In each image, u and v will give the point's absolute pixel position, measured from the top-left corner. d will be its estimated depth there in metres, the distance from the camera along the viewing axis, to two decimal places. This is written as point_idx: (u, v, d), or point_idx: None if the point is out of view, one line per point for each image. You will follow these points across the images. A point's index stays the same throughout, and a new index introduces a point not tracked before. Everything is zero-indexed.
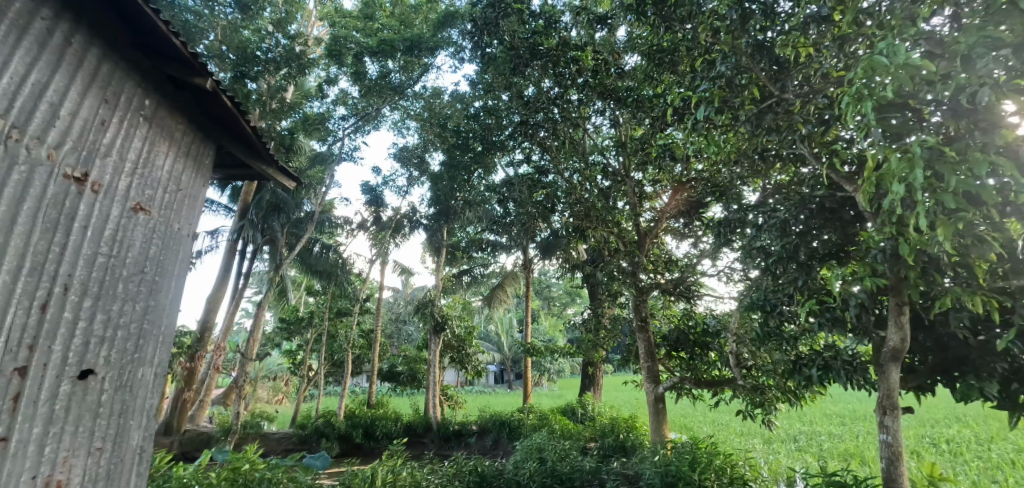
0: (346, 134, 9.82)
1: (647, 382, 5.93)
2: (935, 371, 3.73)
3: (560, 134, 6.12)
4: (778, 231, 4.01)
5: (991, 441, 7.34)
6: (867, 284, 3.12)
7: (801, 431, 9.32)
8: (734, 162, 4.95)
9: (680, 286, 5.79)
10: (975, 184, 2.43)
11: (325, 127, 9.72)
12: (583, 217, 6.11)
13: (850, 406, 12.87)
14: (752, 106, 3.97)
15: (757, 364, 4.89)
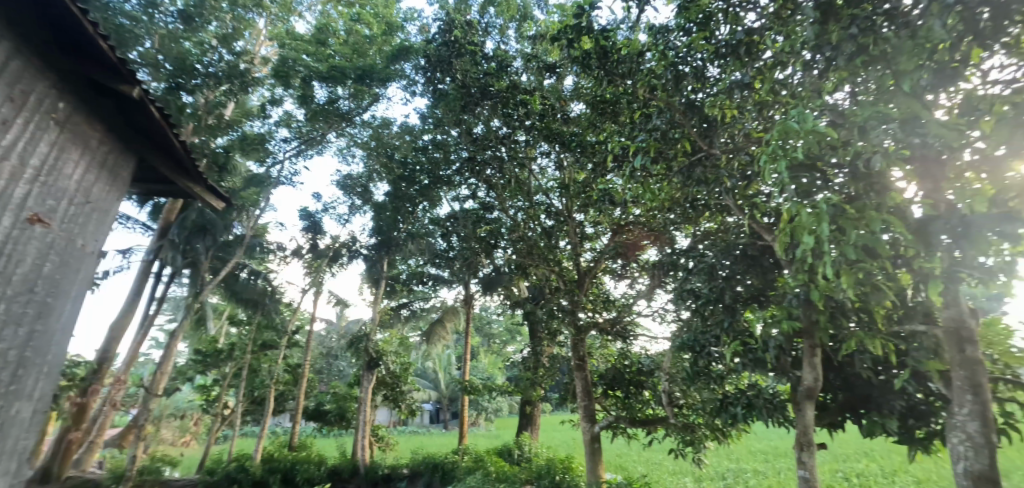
0: (286, 157, 9.40)
1: (583, 421, 5.96)
2: (843, 408, 4.03)
3: (506, 173, 6.28)
4: (706, 275, 4.27)
5: (893, 474, 7.96)
6: (783, 325, 3.38)
7: (729, 468, 9.64)
8: (667, 210, 5.16)
9: (616, 326, 5.99)
10: (872, 239, 2.71)
11: (263, 148, 9.27)
12: (526, 255, 6.26)
13: (772, 443, 13.54)
14: (683, 158, 4.33)
15: (688, 403, 5.10)
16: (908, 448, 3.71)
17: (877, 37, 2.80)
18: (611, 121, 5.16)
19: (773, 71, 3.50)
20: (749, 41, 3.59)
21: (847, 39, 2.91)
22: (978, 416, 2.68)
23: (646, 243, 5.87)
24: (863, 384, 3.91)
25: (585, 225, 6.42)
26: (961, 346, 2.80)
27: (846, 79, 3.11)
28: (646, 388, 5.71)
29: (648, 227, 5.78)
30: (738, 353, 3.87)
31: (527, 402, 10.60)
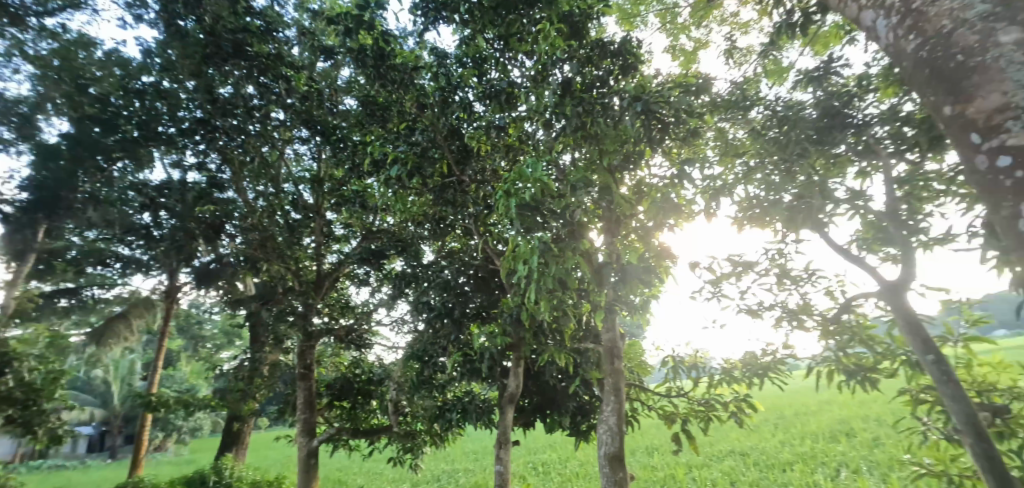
0: None
1: (300, 435, 5.45)
2: (536, 409, 4.94)
3: (249, 148, 5.36)
4: (441, 288, 4.65)
5: (565, 460, 10.00)
6: (498, 340, 3.91)
7: (443, 470, 10.41)
8: (420, 222, 4.98)
9: (351, 334, 5.69)
10: (571, 274, 3.22)
11: None
12: (258, 247, 5.58)
13: (481, 442, 15.24)
14: (440, 177, 4.54)
15: (412, 412, 5.15)
16: (574, 439, 4.75)
17: (594, 120, 3.42)
18: (380, 126, 4.76)
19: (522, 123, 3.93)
20: (508, 92, 3.99)
21: (573, 114, 3.42)
22: (616, 412, 3.66)
23: (392, 253, 5.74)
24: (552, 389, 4.84)
25: (334, 225, 6.13)
26: (613, 360, 3.80)
27: (570, 146, 3.65)
28: (372, 397, 5.59)
29: (396, 238, 5.67)
30: (459, 362, 4.32)
31: (236, 418, 9.03)
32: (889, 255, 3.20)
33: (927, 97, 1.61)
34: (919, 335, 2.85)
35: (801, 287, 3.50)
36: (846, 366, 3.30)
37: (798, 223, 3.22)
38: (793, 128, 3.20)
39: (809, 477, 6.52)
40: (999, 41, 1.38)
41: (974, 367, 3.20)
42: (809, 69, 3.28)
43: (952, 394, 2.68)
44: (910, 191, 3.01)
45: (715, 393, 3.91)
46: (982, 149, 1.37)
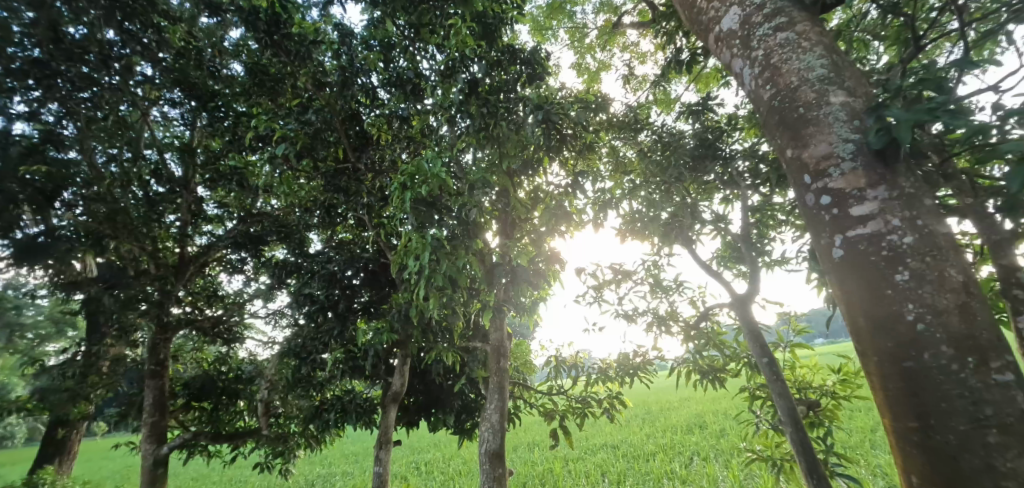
0: None
1: (144, 442, 4.73)
2: (421, 407, 4.88)
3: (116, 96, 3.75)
4: (326, 281, 4.38)
5: (449, 458, 10.02)
6: (384, 336, 3.77)
7: (318, 475, 9.85)
8: (308, 210, 4.64)
9: (219, 327, 5.12)
10: (463, 271, 3.20)
11: None
12: (106, 220, 3.84)
13: (363, 443, 14.68)
14: (333, 163, 4.32)
15: (286, 413, 4.75)
16: (457, 437, 4.78)
17: (498, 123, 3.42)
18: (268, 99, 4.23)
19: (427, 117, 3.79)
20: (416, 83, 3.87)
21: (477, 115, 3.41)
22: (499, 409, 3.75)
23: (272, 240, 5.10)
24: (438, 387, 4.81)
25: (205, 203, 5.18)
26: (499, 359, 3.92)
27: (473, 146, 3.60)
28: (240, 398, 5.06)
29: (279, 224, 5.04)
30: (340, 359, 4.15)
31: None
32: (741, 272, 3.70)
33: (775, 140, 1.91)
34: (759, 340, 3.32)
35: (670, 296, 3.89)
36: (701, 366, 3.73)
37: (672, 238, 3.59)
38: (672, 154, 3.57)
39: (667, 466, 7.27)
40: (830, 101, 1.75)
41: (796, 368, 3.81)
42: (691, 104, 3.65)
43: (779, 391, 3.17)
44: (760, 218, 3.50)
45: (591, 391, 4.19)
46: (811, 188, 1.73)
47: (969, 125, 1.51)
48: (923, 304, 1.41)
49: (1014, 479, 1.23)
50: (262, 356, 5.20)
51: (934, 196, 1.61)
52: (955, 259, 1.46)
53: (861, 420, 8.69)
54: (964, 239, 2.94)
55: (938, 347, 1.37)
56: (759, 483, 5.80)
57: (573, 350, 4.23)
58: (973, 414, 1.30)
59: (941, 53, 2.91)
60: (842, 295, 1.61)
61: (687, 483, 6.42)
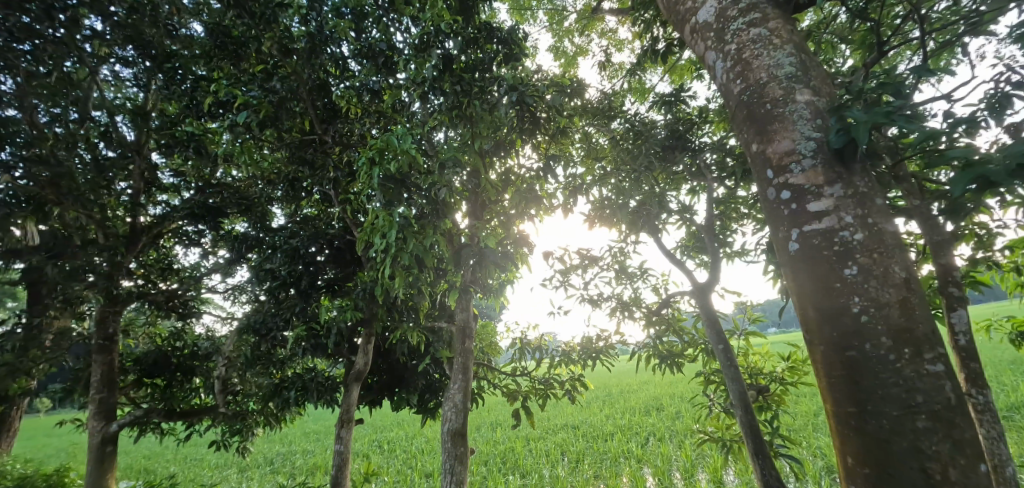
0: None
1: (92, 419, 4.55)
2: (384, 387, 4.87)
3: (57, 50, 3.42)
4: (288, 257, 4.19)
5: (412, 437, 10.10)
6: (347, 314, 3.72)
7: (277, 453, 9.76)
8: (272, 183, 4.58)
9: (173, 301, 4.92)
10: (428, 250, 3.15)
11: None
12: (49, 185, 3.56)
13: (324, 422, 14.60)
14: (298, 134, 4.16)
15: (244, 391, 4.61)
16: (420, 416, 4.80)
17: (471, 102, 3.36)
18: (229, 62, 4.02)
19: (399, 92, 3.67)
20: (388, 56, 3.77)
21: (450, 92, 3.34)
22: (462, 390, 3.78)
23: (232, 212, 4.83)
24: (402, 367, 4.79)
25: (160, 171, 4.87)
26: (464, 340, 3.92)
27: (445, 125, 3.52)
28: (195, 375, 4.88)
29: (239, 195, 4.77)
30: (302, 337, 4.09)
31: None
32: (703, 261, 3.81)
33: (742, 135, 1.96)
34: (715, 327, 3.45)
35: (634, 282, 3.98)
36: (661, 351, 3.84)
37: (639, 226, 3.67)
38: (643, 143, 3.61)
39: (623, 445, 7.55)
40: (795, 100, 1.80)
41: (749, 355, 4.00)
42: (664, 94, 3.68)
43: (732, 375, 3.31)
44: (724, 210, 3.60)
45: (554, 373, 4.26)
46: (773, 183, 1.79)
47: (923, 130, 1.56)
48: (868, 297, 1.49)
49: (938, 460, 1.34)
50: (220, 332, 5.03)
51: (885, 196, 1.69)
52: (900, 255, 1.55)
53: (805, 405, 9.23)
54: (909, 238, 3.11)
55: (879, 338, 1.46)
56: (709, 463, 6.12)
57: (537, 333, 4.28)
58: (905, 401, 1.40)
59: (902, 60, 3.03)
60: (795, 286, 1.68)
61: (642, 462, 6.70)
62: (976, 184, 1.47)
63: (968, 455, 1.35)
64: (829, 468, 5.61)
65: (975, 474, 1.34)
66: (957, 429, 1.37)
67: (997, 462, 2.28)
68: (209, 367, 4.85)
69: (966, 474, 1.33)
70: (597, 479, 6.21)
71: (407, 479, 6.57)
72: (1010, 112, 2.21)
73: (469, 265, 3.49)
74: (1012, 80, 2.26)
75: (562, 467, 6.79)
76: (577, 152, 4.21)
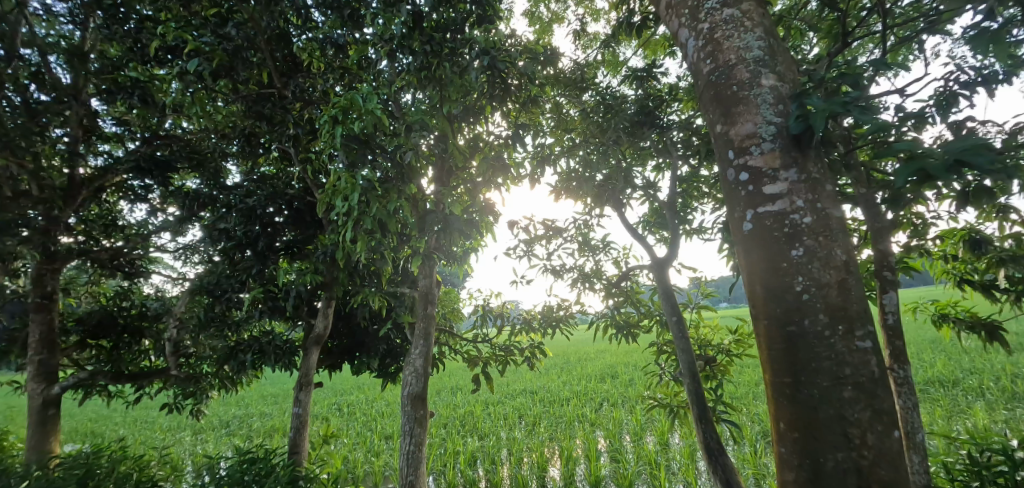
0: None
1: (31, 382, 4.34)
2: (344, 351, 4.85)
3: None
4: (244, 216, 3.98)
5: (373, 400, 10.18)
6: (306, 277, 3.66)
7: (234, 415, 9.66)
8: (227, 137, 4.33)
9: (118, 260, 4.67)
10: (393, 215, 3.05)
11: None
12: None
13: (283, 384, 14.48)
14: (255, 87, 3.92)
15: (197, 353, 4.42)
16: (381, 380, 4.84)
17: (441, 64, 3.24)
18: (178, 4, 3.68)
19: (365, 48, 3.49)
20: (354, 7, 3.54)
21: (419, 52, 3.20)
22: (423, 354, 3.80)
23: (183, 167, 4.53)
24: (362, 331, 4.75)
25: (101, 118, 4.46)
26: (427, 305, 3.92)
27: (413, 86, 3.38)
28: (145, 337, 4.66)
29: (190, 149, 4.47)
30: (259, 299, 3.97)
31: None
32: (663, 237, 3.92)
33: (708, 114, 1.99)
34: (670, 300, 3.59)
35: (596, 255, 4.07)
36: (617, 321, 3.97)
37: (604, 200, 3.72)
38: (613, 117, 3.60)
39: (579, 410, 7.89)
40: (760, 84, 1.84)
41: (700, 327, 4.19)
42: (636, 69, 3.66)
43: (684, 346, 3.48)
44: (686, 188, 3.69)
45: (515, 340, 4.34)
46: (733, 163, 1.84)
47: (876, 122, 1.62)
48: (811, 278, 1.59)
49: (858, 426, 1.48)
50: (170, 293, 4.83)
51: (835, 182, 1.77)
52: (843, 239, 1.65)
53: (748, 375, 9.83)
54: (854, 223, 3.30)
55: (817, 315, 1.56)
56: (657, 427, 6.50)
57: (500, 300, 4.33)
58: (835, 373, 1.52)
59: (865, 51, 3.12)
60: (746, 264, 1.76)
61: (595, 426, 7.03)
62: (918, 177, 1.55)
63: (884, 422, 1.50)
64: (765, 432, 6.06)
65: (889, 439, 1.49)
66: (877, 399, 1.51)
67: (909, 429, 2.54)
68: (159, 328, 4.63)
69: (881, 439, 1.48)
70: (551, 441, 6.49)
71: (366, 441, 6.66)
72: (955, 109, 2.34)
73: (434, 231, 3.43)
74: (959, 80, 2.39)
75: (519, 430, 7.05)
76: (547, 122, 4.17)
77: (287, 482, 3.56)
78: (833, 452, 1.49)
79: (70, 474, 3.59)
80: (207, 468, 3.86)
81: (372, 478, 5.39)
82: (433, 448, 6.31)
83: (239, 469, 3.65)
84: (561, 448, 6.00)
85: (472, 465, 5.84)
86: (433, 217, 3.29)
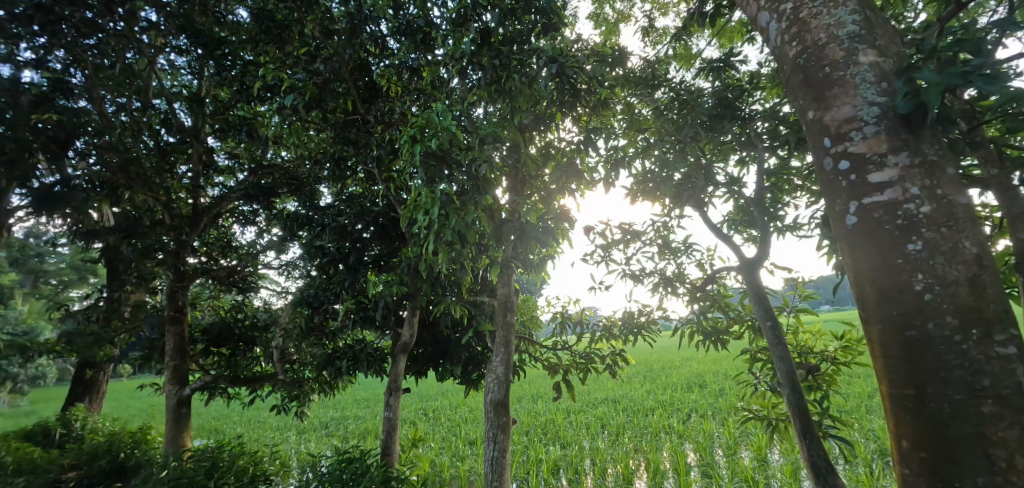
0: None
1: (168, 383, 4.96)
2: (429, 358, 5.02)
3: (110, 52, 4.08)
4: (336, 233, 4.28)
5: (456, 406, 10.49)
6: (392, 289, 3.87)
7: (332, 418, 10.40)
8: (319, 162, 4.69)
9: (234, 276, 5.23)
10: (471, 228, 3.14)
11: None
12: (120, 171, 4.09)
13: (373, 390, 15.33)
14: (342, 114, 4.19)
15: (300, 359, 4.83)
16: (464, 387, 4.94)
17: (510, 76, 3.30)
18: (274, 46, 4.08)
19: (437, 68, 3.65)
20: (426, 31, 3.73)
21: (489, 66, 3.29)
22: (504, 362, 3.84)
23: (283, 192, 5.04)
24: (446, 339, 4.92)
25: (216, 153, 5.08)
26: (506, 313, 3.95)
27: (484, 100, 3.48)
28: (256, 345, 5.17)
29: (289, 176, 4.93)
30: (351, 309, 4.26)
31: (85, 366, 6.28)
32: (752, 236, 3.66)
33: (797, 100, 1.85)
34: (763, 304, 3.32)
35: (678, 258, 3.89)
36: (705, 327, 3.75)
37: (683, 200, 3.55)
38: (689, 113, 3.46)
39: (664, 421, 7.55)
40: (858, 61, 1.67)
41: (799, 333, 3.85)
42: (711, 60, 3.49)
43: (781, 354, 3.20)
44: (775, 182, 3.43)
45: (595, 348, 4.26)
46: (830, 151, 1.69)
47: (1006, 90, 1.42)
48: (933, 275, 1.39)
49: (1003, 448, 1.26)
50: (276, 305, 5.32)
51: (957, 164, 1.56)
52: (972, 230, 1.43)
53: (858, 386, 8.85)
54: (984, 211, 2.87)
55: (944, 317, 1.37)
56: (752, 442, 6.04)
57: (579, 307, 4.21)
58: (970, 385, 1.31)
59: (985, 13, 2.74)
60: (851, 262, 1.59)
61: (683, 438, 6.68)
62: None
63: None
64: (881, 451, 5.41)
65: None
66: None
67: None
68: (268, 337, 5.13)
69: None
70: (637, 452, 6.27)
71: (451, 445, 6.85)
72: None
73: (511, 241, 3.50)
74: None
75: (602, 440, 6.89)
76: (618, 123, 4.09)
77: (380, 483, 3.73)
78: (972, 476, 1.29)
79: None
80: (310, 465, 4.17)
81: (457, 482, 5.52)
82: (515, 455, 6.35)
83: (338, 468, 3.90)
84: (647, 460, 5.78)
85: (555, 474, 5.78)
86: (509, 226, 3.34)
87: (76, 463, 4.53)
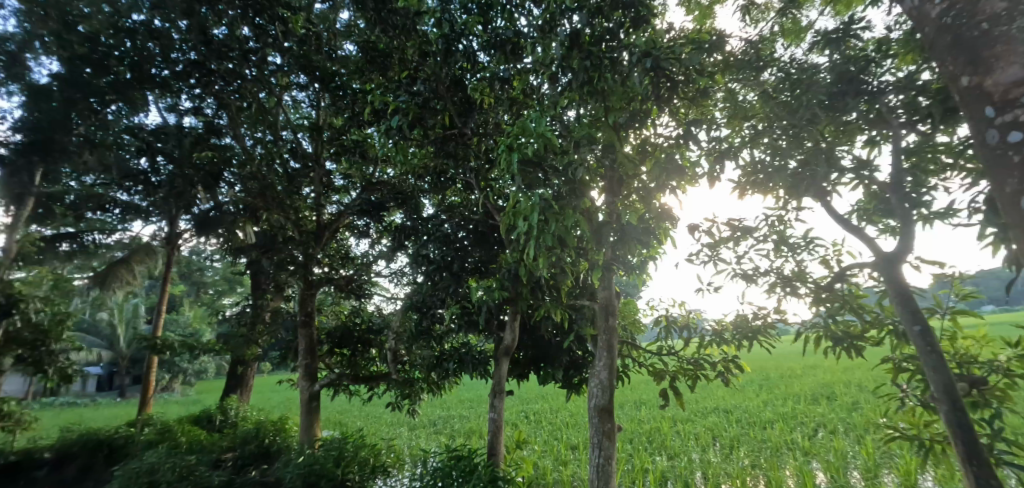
0: None
1: (301, 380, 5.52)
2: (530, 361, 5.07)
3: (246, 95, 4.72)
4: (441, 241, 4.51)
5: (557, 410, 10.49)
6: (493, 294, 3.98)
7: (440, 416, 10.95)
8: (421, 176, 4.94)
9: (352, 284, 5.72)
10: (570, 233, 3.11)
11: None
12: (258, 196, 4.89)
13: (477, 391, 15.87)
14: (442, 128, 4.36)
15: (410, 361, 5.17)
16: (566, 391, 4.90)
17: (602, 76, 3.24)
18: (379, 73, 4.43)
19: (527, 76, 3.71)
20: (515, 42, 3.73)
21: (579, 69, 3.26)
22: (608, 367, 3.74)
23: (391, 206, 5.42)
24: (547, 344, 4.94)
25: (333, 175, 5.68)
26: (608, 317, 3.86)
27: (576, 102, 3.45)
28: (373, 346, 5.65)
29: (396, 191, 5.30)
30: (456, 314, 4.47)
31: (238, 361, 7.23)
32: (889, 227, 3.21)
33: (947, 67, 1.58)
34: (908, 305, 2.88)
35: (797, 255, 3.53)
36: (834, 333, 3.30)
37: (800, 191, 3.18)
38: (806, 92, 3.02)
39: (786, 435, 6.86)
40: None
41: (958, 340, 3.28)
42: (827, 31, 3.13)
43: (933, 364, 2.74)
44: (916, 162, 2.97)
45: (705, 353, 4.01)
46: (995, 123, 1.42)
47: None
48: None
49: None
50: (388, 310, 5.76)
51: None
52: None
53: None
54: None
55: None
56: (898, 464, 5.26)
57: (685, 310, 3.90)
58: None
59: None
60: None
61: (810, 455, 6.02)
62: None
63: None
64: None
65: None
66: None
67: None
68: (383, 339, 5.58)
69: None
70: (755, 467, 5.77)
71: (554, 449, 6.85)
72: None
73: (611, 243, 3.43)
74: None
75: (714, 453, 6.45)
76: (721, 112, 3.82)
77: (488, 482, 3.83)
78: None
79: (324, 483, 4.18)
80: (423, 461, 4.42)
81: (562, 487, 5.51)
82: (620, 462, 6.17)
83: (448, 466, 4.07)
84: (768, 477, 5.29)
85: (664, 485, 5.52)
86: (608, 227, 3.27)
87: (234, 445, 5.29)
